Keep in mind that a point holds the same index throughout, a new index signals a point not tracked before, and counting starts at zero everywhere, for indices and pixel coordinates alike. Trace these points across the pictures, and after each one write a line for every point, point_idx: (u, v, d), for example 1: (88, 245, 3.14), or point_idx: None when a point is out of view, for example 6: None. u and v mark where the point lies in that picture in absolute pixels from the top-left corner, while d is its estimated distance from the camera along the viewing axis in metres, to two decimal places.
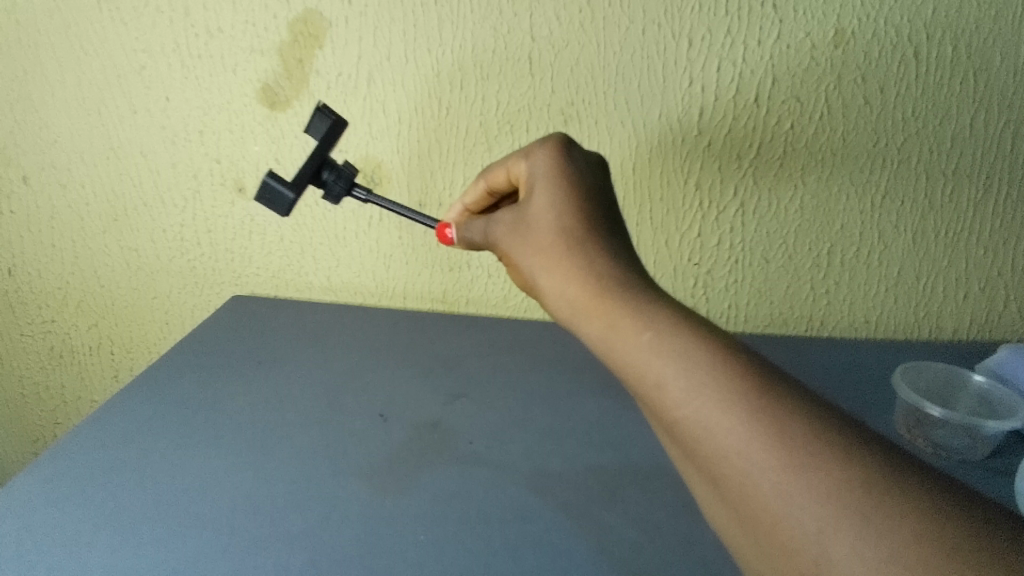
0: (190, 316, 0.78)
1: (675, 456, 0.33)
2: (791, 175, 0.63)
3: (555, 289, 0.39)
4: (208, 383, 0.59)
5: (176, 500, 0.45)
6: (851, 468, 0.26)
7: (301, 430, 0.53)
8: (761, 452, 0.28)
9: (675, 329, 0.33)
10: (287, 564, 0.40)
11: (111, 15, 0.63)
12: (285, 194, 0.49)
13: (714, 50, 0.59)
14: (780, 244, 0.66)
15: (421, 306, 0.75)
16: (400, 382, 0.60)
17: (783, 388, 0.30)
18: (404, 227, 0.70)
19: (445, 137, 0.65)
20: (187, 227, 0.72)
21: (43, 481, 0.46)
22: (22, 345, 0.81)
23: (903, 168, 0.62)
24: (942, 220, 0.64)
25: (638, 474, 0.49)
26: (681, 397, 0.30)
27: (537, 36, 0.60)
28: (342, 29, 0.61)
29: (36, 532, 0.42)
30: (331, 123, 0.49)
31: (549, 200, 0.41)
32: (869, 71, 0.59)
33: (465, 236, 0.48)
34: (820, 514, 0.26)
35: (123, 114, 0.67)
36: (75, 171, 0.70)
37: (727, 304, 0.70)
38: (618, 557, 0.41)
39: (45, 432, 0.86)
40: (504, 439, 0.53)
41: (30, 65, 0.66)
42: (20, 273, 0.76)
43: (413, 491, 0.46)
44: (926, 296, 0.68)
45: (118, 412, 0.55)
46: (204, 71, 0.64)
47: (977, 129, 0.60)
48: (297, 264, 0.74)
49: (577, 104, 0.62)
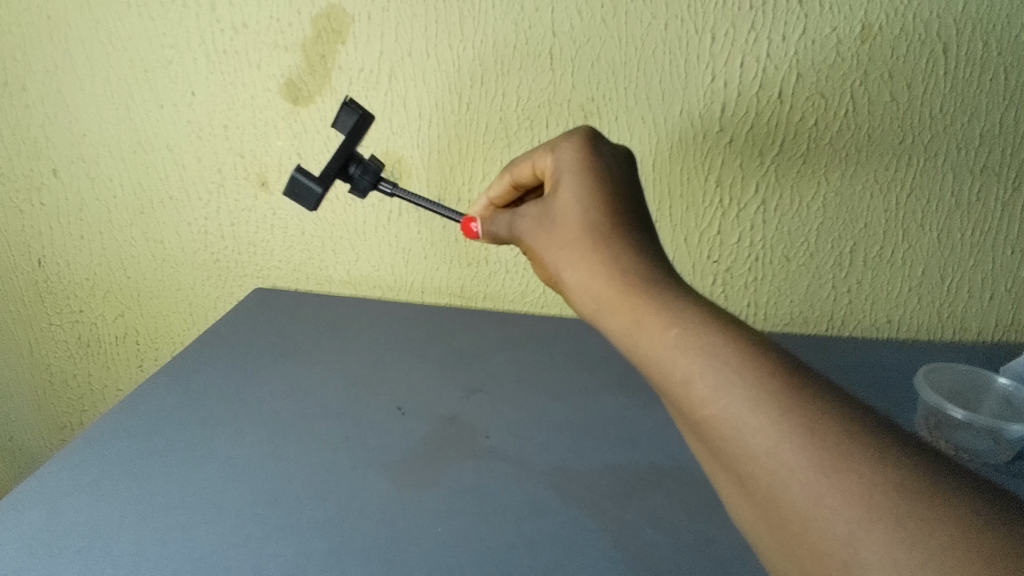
0: (213, 308, 0.79)
1: (701, 455, 0.33)
2: (814, 172, 0.62)
3: (580, 283, 0.39)
4: (232, 374, 0.60)
5: (202, 488, 0.46)
6: (885, 471, 0.26)
7: (322, 421, 0.54)
8: (790, 452, 0.28)
9: (703, 326, 0.33)
10: (308, 553, 0.41)
11: (138, 11, 0.64)
12: (313, 189, 0.50)
13: (737, 46, 0.58)
14: (802, 242, 0.66)
15: (439, 301, 0.75)
16: (418, 376, 0.61)
17: (813, 387, 0.30)
18: (423, 221, 0.71)
19: (465, 133, 0.65)
20: (211, 221, 0.73)
21: (73, 467, 0.48)
22: (50, 335, 0.82)
23: (930, 166, 0.61)
24: (968, 219, 0.64)
25: (655, 472, 0.49)
26: (708, 395, 0.31)
27: (558, 32, 0.60)
28: (364, 25, 0.61)
29: (67, 516, 0.43)
30: (358, 118, 0.49)
31: (575, 193, 0.42)
32: (896, 67, 0.58)
33: (490, 230, 0.48)
34: (851, 516, 0.26)
35: (150, 109, 0.68)
36: (103, 164, 0.72)
37: (746, 301, 0.70)
38: (634, 555, 0.41)
39: (72, 419, 0.88)
40: (521, 434, 0.53)
41: (60, 59, 0.67)
42: (49, 264, 0.78)
43: (432, 485, 0.47)
44: (951, 296, 0.67)
45: (144, 401, 0.56)
46: (229, 67, 0.65)
47: (1006, 126, 0.59)
48: (318, 258, 0.75)
49: (597, 100, 0.62)
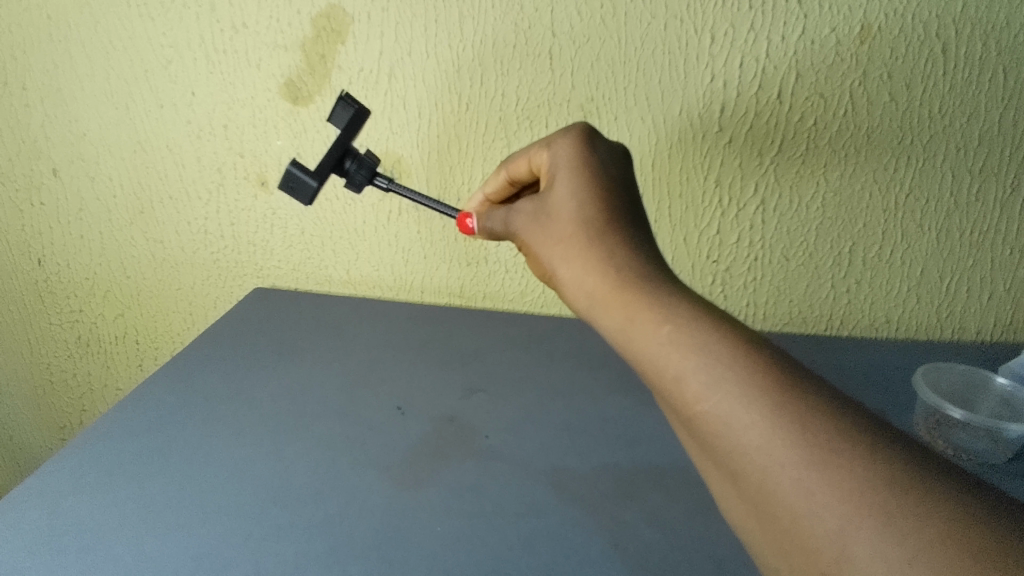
0: (213, 307, 0.79)
1: (693, 451, 0.34)
2: (814, 172, 0.62)
3: (575, 279, 0.39)
4: (230, 374, 0.60)
5: (201, 489, 0.46)
6: (875, 467, 0.26)
7: (322, 421, 0.54)
8: (782, 448, 0.28)
9: (695, 322, 0.33)
10: (307, 552, 0.41)
11: (138, 11, 0.64)
12: (308, 182, 0.49)
13: (737, 45, 0.58)
14: (801, 242, 0.66)
15: (438, 300, 0.76)
16: (417, 376, 0.61)
17: (805, 384, 0.30)
18: (423, 221, 0.71)
19: (465, 133, 0.65)
20: (211, 220, 0.73)
21: (73, 467, 0.48)
22: (49, 334, 0.83)
23: (928, 166, 0.61)
24: (967, 219, 0.64)
25: (654, 472, 0.49)
26: (702, 391, 0.31)
27: (557, 33, 0.60)
28: (364, 25, 0.61)
29: (67, 515, 0.43)
30: (354, 112, 0.49)
31: (570, 188, 0.42)
32: (895, 67, 0.58)
33: (485, 225, 0.48)
34: (842, 512, 0.26)
35: (150, 109, 0.68)
36: (103, 165, 0.72)
37: (745, 301, 0.70)
38: (632, 554, 0.41)
39: (72, 419, 0.88)
40: (520, 434, 0.53)
41: (61, 60, 0.67)
42: (49, 263, 0.78)
43: (431, 486, 0.47)
44: (950, 296, 0.67)
45: (145, 401, 0.56)
46: (229, 67, 0.65)
47: (1005, 126, 0.59)
48: (318, 257, 0.75)
49: (597, 100, 0.62)
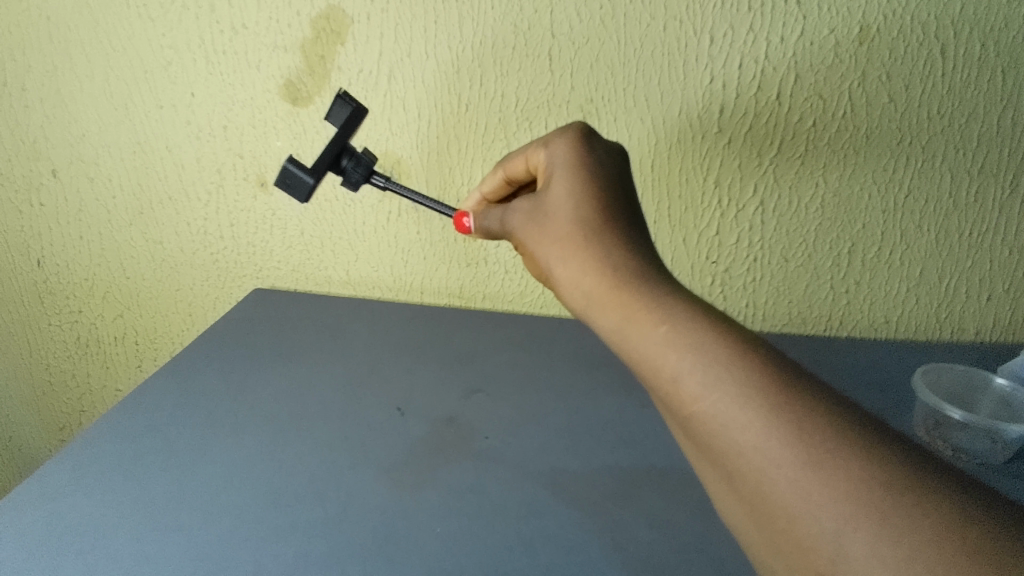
0: (212, 308, 0.79)
1: (689, 450, 0.34)
2: (813, 173, 0.62)
3: (571, 279, 0.39)
4: (230, 375, 0.60)
5: (201, 489, 0.46)
6: (871, 467, 0.26)
7: (322, 422, 0.54)
8: (778, 447, 0.28)
9: (692, 321, 0.33)
10: (307, 553, 0.41)
11: (138, 12, 0.64)
12: (304, 180, 0.49)
13: (736, 46, 0.58)
14: (800, 242, 0.66)
15: (438, 301, 0.76)
16: (417, 377, 0.61)
17: (802, 384, 0.30)
18: (422, 222, 0.71)
19: (464, 134, 0.65)
20: (210, 221, 0.73)
21: (74, 468, 0.48)
22: (49, 335, 0.82)
23: (927, 167, 0.62)
24: (966, 219, 0.64)
25: (653, 472, 0.49)
26: (698, 390, 0.31)
27: (557, 34, 0.60)
28: (363, 25, 0.61)
29: (67, 516, 0.43)
30: (352, 110, 0.49)
31: (567, 188, 0.42)
32: (894, 68, 0.58)
33: (482, 224, 0.48)
34: (839, 512, 0.26)
35: (150, 110, 0.68)
36: (102, 165, 0.72)
37: (744, 302, 0.70)
38: (631, 554, 0.41)
39: (71, 420, 0.88)
40: (520, 434, 0.53)
41: (60, 60, 0.67)
42: (49, 264, 0.78)
43: (430, 486, 0.47)
44: (949, 297, 0.67)
45: (145, 402, 0.56)
46: (229, 68, 0.65)
47: (1004, 126, 0.59)
48: (317, 258, 0.75)
49: (596, 101, 0.62)
